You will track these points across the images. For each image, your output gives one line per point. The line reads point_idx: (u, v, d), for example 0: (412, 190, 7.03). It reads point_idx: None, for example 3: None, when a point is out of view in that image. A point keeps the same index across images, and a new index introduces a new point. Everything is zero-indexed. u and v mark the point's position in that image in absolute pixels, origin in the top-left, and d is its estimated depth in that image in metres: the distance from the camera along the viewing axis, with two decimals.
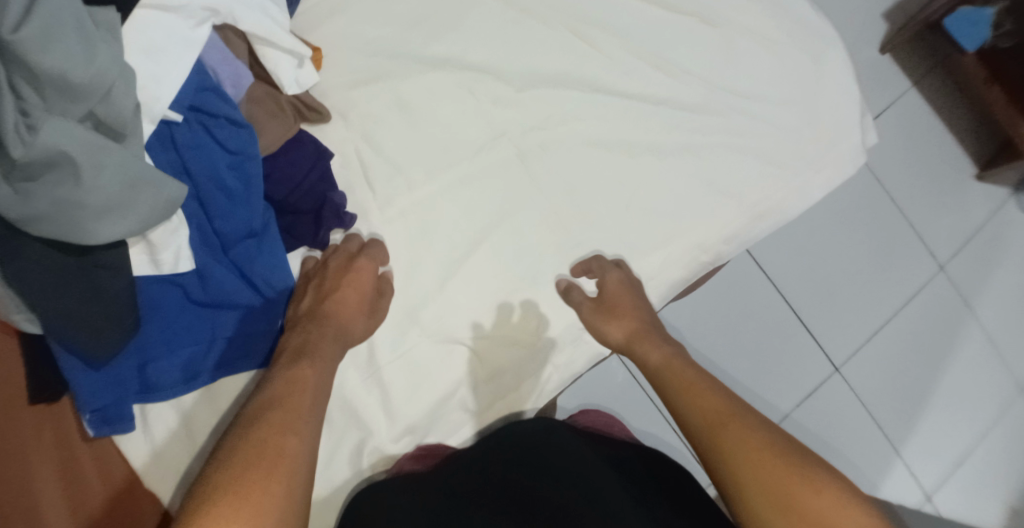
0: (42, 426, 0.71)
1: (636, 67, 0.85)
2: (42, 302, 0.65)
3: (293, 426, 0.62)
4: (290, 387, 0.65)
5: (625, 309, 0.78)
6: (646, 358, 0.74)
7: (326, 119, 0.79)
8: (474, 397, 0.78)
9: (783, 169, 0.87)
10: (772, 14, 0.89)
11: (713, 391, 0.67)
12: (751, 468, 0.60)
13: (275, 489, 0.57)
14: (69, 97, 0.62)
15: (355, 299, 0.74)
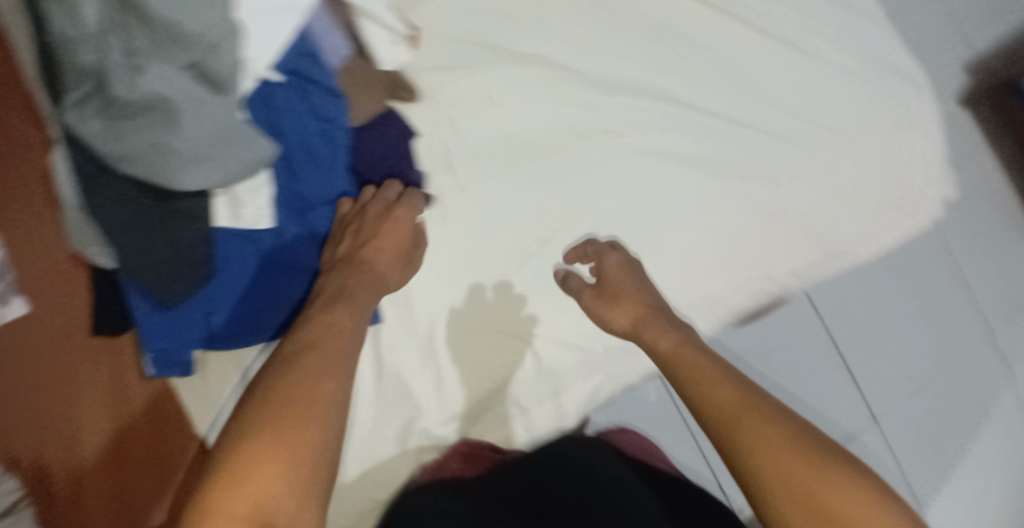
0: (98, 356, 0.78)
1: (726, 88, 0.85)
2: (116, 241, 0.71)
3: (328, 369, 0.63)
4: (326, 332, 0.66)
5: (625, 293, 0.76)
6: (653, 343, 0.72)
7: (416, 99, 0.80)
8: (523, 394, 0.79)
9: (859, 211, 0.88)
10: (868, 55, 0.89)
11: (733, 385, 0.65)
12: (773, 463, 0.58)
13: (311, 429, 0.58)
14: (174, 43, 0.63)
15: (391, 250, 0.75)
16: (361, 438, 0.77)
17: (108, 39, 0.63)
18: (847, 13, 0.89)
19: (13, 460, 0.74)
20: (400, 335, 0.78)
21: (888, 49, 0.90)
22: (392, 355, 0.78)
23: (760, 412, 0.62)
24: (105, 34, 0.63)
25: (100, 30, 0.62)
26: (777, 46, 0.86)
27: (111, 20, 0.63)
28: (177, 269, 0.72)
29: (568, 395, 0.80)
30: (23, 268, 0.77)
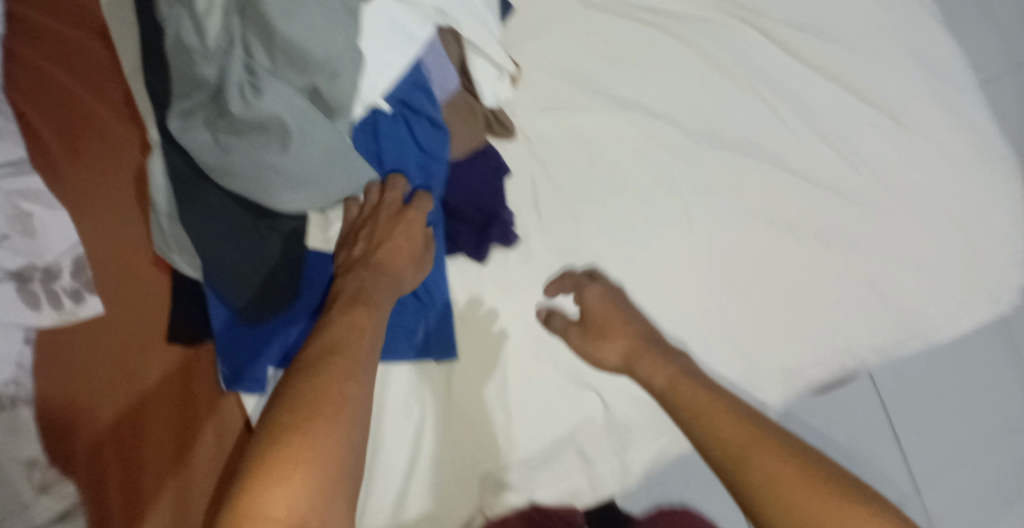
0: (168, 365, 0.78)
1: (822, 153, 0.83)
2: (208, 250, 0.70)
3: (354, 373, 0.61)
4: (348, 334, 0.63)
5: (614, 326, 0.75)
6: (648, 378, 0.72)
7: (511, 136, 0.78)
8: (590, 447, 0.77)
9: (948, 294, 0.85)
10: (967, 133, 0.87)
11: (732, 414, 0.67)
12: (785, 495, 0.59)
13: (339, 435, 0.57)
14: (297, 67, 0.62)
15: (406, 252, 0.70)
16: (423, 481, 0.75)
17: (231, 54, 0.61)
18: (947, 86, 0.88)
19: (68, 455, 0.69)
20: (472, 375, 0.77)
21: (987, 130, 0.88)
22: (462, 395, 0.76)
23: (760, 438, 0.64)
24: (228, 49, 0.61)
25: (225, 44, 0.61)
26: (875, 112, 0.85)
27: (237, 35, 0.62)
28: (268, 287, 0.73)
29: (634, 452, 0.78)
30: (105, 264, 0.76)
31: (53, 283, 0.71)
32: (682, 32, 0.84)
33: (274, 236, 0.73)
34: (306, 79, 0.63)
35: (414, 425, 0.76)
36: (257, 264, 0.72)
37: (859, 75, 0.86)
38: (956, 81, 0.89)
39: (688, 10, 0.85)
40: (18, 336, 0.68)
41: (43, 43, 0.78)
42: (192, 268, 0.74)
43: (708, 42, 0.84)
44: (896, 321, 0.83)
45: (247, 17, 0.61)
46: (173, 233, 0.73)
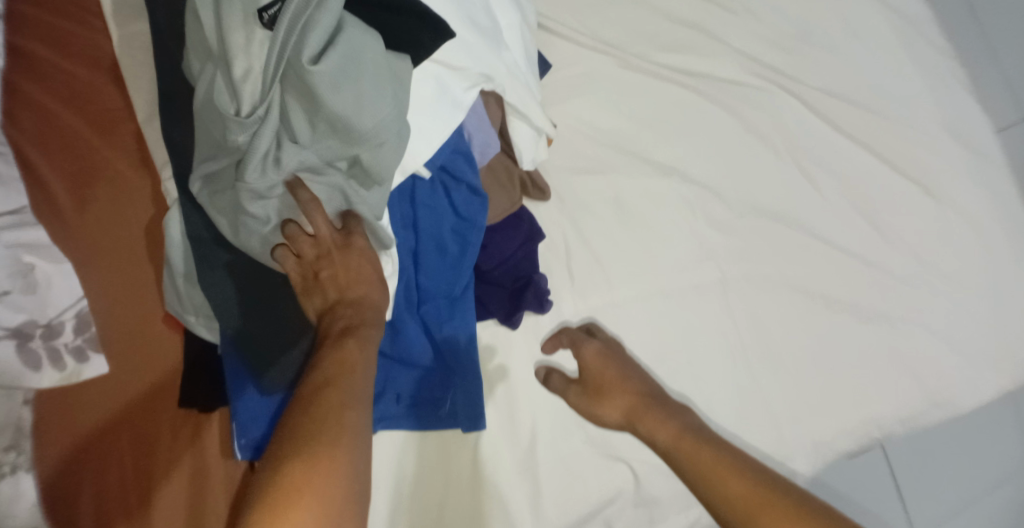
0: (179, 427, 0.72)
1: (850, 218, 0.85)
2: (228, 312, 0.69)
3: (350, 406, 0.52)
4: (338, 366, 0.54)
5: (612, 384, 0.71)
6: (652, 438, 0.66)
7: (546, 198, 0.76)
8: (620, 520, 0.75)
9: (972, 368, 0.85)
10: (990, 206, 0.89)
11: (746, 473, 0.59)
12: None
13: (341, 477, 0.48)
14: (337, 138, 0.59)
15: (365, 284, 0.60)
16: None
17: (267, 123, 0.58)
18: (970, 157, 0.90)
19: (72, 518, 0.66)
20: (500, 445, 0.74)
21: (1010, 205, 0.90)
22: (488, 466, 0.74)
23: (779, 501, 0.56)
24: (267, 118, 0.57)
25: (262, 110, 0.57)
26: (904, 182, 0.87)
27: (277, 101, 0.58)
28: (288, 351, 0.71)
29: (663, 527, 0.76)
30: (102, 315, 0.70)
31: (54, 339, 0.67)
32: (718, 96, 0.84)
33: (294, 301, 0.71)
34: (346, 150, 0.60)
35: (438, 494, 0.73)
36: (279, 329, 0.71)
37: (881, 140, 0.87)
38: (980, 151, 0.91)
39: (723, 75, 0.85)
40: (16, 398, 0.65)
41: (50, 81, 0.73)
42: (207, 328, 0.70)
43: (743, 107, 0.84)
44: (920, 393, 0.83)
45: (289, 85, 0.58)
46: (188, 291, 0.69)
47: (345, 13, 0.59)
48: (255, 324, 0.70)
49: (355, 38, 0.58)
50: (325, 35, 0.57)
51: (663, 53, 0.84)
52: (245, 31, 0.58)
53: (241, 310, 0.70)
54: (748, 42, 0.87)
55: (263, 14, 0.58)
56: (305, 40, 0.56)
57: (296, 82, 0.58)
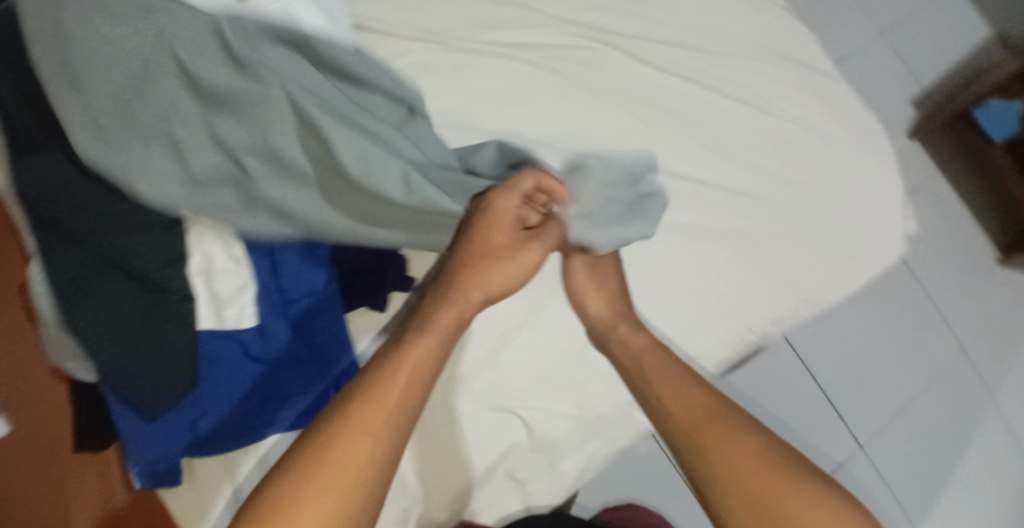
0: (84, 473, 0.75)
1: (693, 152, 0.88)
2: (109, 345, 0.67)
3: (391, 421, 0.59)
4: (404, 365, 0.63)
5: (609, 287, 0.79)
6: (626, 340, 0.75)
7: None
8: (520, 466, 0.79)
9: (832, 264, 0.90)
10: (823, 111, 0.94)
11: (694, 388, 0.69)
12: (735, 472, 0.62)
13: (358, 493, 0.56)
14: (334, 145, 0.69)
15: (510, 270, 0.70)
16: None
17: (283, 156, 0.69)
18: (799, 69, 0.95)
19: None
20: None
21: (841, 105, 0.95)
22: None
23: (720, 417, 0.66)
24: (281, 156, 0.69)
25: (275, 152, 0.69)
26: (742, 107, 0.91)
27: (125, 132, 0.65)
28: (168, 376, 0.69)
29: (564, 465, 0.80)
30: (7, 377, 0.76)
31: None
32: (544, 61, 0.87)
33: (163, 325, 0.69)
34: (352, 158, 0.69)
35: None
36: (154, 355, 0.68)
37: (710, 73, 0.92)
38: (807, 62, 0.96)
39: (547, 41, 0.89)
40: None
41: None
42: (86, 371, 0.72)
43: (569, 68, 0.88)
44: (792, 293, 0.88)
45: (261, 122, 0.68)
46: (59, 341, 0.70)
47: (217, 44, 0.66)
48: (132, 353, 0.68)
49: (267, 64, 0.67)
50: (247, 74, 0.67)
51: (483, 32, 0.87)
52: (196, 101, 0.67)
53: (116, 346, 0.67)
54: (563, 9, 0.91)
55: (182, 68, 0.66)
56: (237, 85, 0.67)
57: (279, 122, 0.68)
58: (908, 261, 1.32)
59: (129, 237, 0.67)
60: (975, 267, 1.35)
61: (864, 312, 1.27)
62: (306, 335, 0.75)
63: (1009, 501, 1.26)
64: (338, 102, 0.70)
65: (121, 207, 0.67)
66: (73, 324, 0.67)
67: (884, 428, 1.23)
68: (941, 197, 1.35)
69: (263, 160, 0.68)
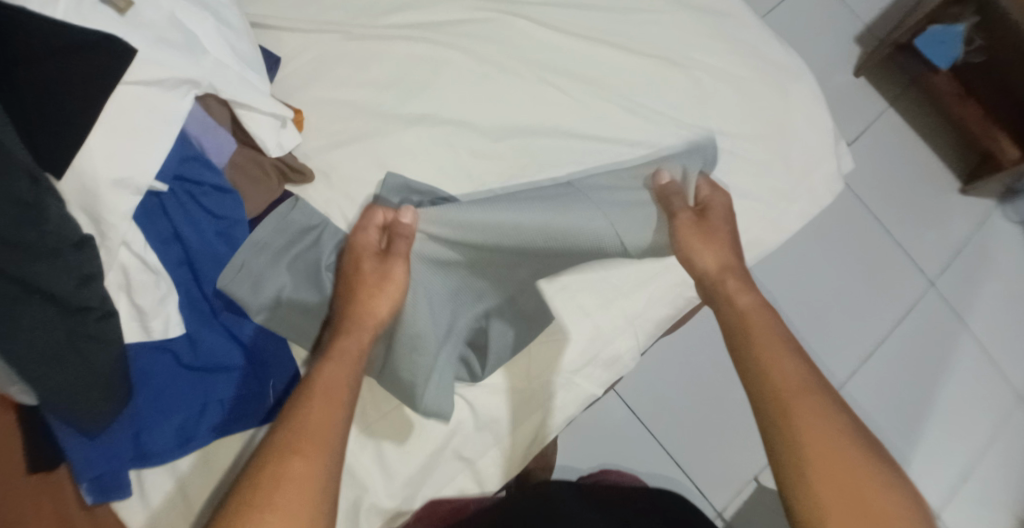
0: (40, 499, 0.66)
1: (607, 114, 0.89)
2: (42, 377, 0.62)
3: (320, 442, 0.61)
4: (316, 391, 0.65)
5: (716, 237, 0.79)
6: (733, 297, 0.75)
7: (309, 179, 0.81)
8: (467, 445, 0.80)
9: (767, 212, 0.90)
10: (741, 55, 0.93)
11: (799, 358, 0.67)
12: (821, 440, 0.61)
13: (303, 508, 0.57)
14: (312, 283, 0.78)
15: (387, 291, 0.74)
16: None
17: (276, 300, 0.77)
18: (711, 17, 0.94)
19: None
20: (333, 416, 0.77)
21: (759, 48, 0.95)
22: None
23: (818, 392, 0.65)
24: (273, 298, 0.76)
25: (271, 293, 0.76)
26: (654, 62, 0.91)
27: (39, 147, 0.62)
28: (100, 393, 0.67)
29: (511, 438, 0.82)
30: None
31: None
32: (451, 40, 0.89)
33: (91, 343, 0.65)
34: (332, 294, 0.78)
35: None
36: (88, 376, 0.65)
37: (620, 34, 0.92)
38: (718, 9, 0.95)
39: (451, 18, 0.90)
40: None
41: None
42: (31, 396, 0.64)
43: (475, 44, 0.89)
44: None
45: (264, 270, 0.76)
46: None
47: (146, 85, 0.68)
48: (67, 378, 0.63)
49: (283, 219, 0.78)
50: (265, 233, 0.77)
51: (385, 17, 0.89)
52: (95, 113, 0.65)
53: (53, 373, 0.62)
54: None
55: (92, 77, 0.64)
56: (257, 239, 0.77)
57: (277, 269, 0.77)
58: (864, 198, 1.32)
59: (42, 264, 0.61)
60: (931, 197, 1.35)
61: (821, 256, 1.27)
62: (240, 340, 0.77)
63: (993, 428, 1.26)
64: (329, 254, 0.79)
65: (30, 233, 0.60)
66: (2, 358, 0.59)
67: (853, 369, 1.23)
68: (890, 131, 1.37)
69: (261, 297, 0.76)
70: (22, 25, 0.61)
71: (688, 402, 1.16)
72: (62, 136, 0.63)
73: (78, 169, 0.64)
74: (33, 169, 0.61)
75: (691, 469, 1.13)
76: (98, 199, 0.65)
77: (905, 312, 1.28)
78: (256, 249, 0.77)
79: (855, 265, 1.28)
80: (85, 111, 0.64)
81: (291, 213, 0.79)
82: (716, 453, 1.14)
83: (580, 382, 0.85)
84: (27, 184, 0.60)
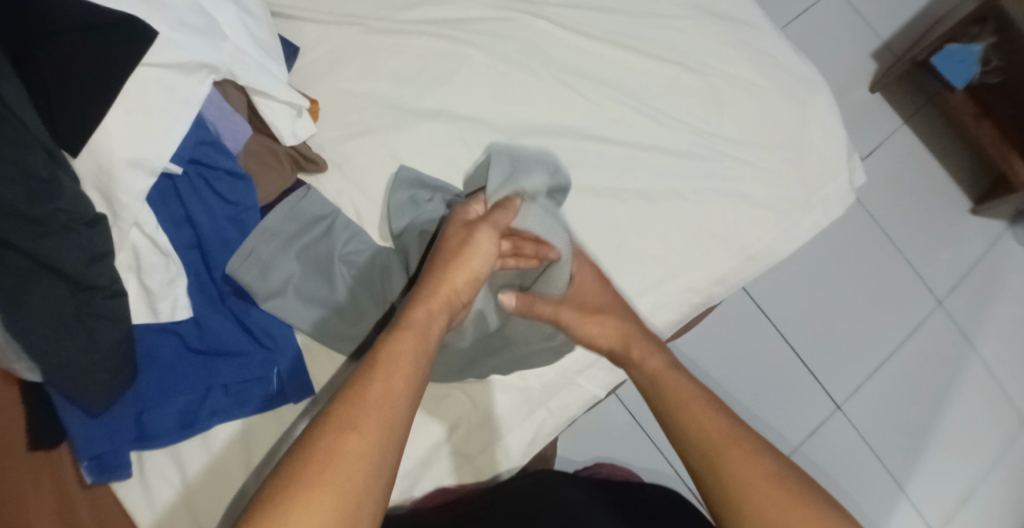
0: (38, 475, 0.66)
1: (621, 117, 0.89)
2: (42, 351, 0.62)
3: (383, 420, 0.58)
4: (385, 363, 0.61)
5: (607, 312, 0.77)
6: (643, 363, 0.73)
7: (322, 169, 0.82)
8: (466, 442, 0.80)
9: (777, 220, 0.91)
10: (760, 64, 0.93)
11: (714, 412, 0.66)
12: (755, 501, 0.61)
13: (353, 492, 0.54)
14: (321, 270, 0.79)
15: (469, 264, 0.72)
16: None
17: (284, 285, 0.77)
18: (730, 25, 0.94)
19: None
20: None
21: (779, 57, 0.95)
22: None
23: (742, 445, 0.64)
24: (282, 285, 0.77)
25: (280, 278, 0.77)
26: (671, 67, 0.91)
27: (58, 124, 0.63)
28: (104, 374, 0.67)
29: (512, 436, 0.82)
30: None
31: None
32: (469, 37, 0.89)
33: (98, 321, 0.66)
34: (341, 282, 0.79)
35: None
36: (90, 354, 0.65)
37: (639, 38, 0.92)
38: (737, 17, 0.95)
39: (469, 16, 0.91)
40: None
41: None
42: (38, 374, 0.65)
43: (494, 42, 0.89)
44: (733, 253, 0.89)
45: (272, 254, 0.77)
46: (7, 346, 0.62)
47: (166, 67, 0.67)
48: (68, 352, 0.64)
49: (297, 205, 0.79)
50: (275, 218, 0.78)
51: (405, 12, 0.89)
52: (112, 94, 0.65)
53: (54, 346, 0.63)
54: None
55: (110, 57, 0.64)
56: (269, 225, 0.77)
57: (285, 254, 0.78)
58: (875, 213, 1.32)
59: (54, 239, 0.61)
60: (942, 216, 1.35)
61: (830, 271, 1.27)
62: (247, 327, 0.77)
63: (996, 451, 1.25)
64: (341, 242, 0.80)
65: (43, 208, 0.60)
66: (10, 333, 0.61)
67: (857, 385, 1.23)
68: (904, 148, 1.36)
69: (268, 280, 0.76)
70: (43, 5, 0.61)
71: None
72: (81, 114, 0.64)
73: (94, 146, 0.65)
74: (50, 145, 0.62)
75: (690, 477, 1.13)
76: (112, 178, 0.66)
77: (913, 330, 1.27)
78: (265, 236, 0.77)
79: (865, 282, 1.28)
80: (102, 91, 0.64)
81: (301, 199, 0.80)
82: None
83: (583, 383, 0.85)
84: (42, 158, 0.61)
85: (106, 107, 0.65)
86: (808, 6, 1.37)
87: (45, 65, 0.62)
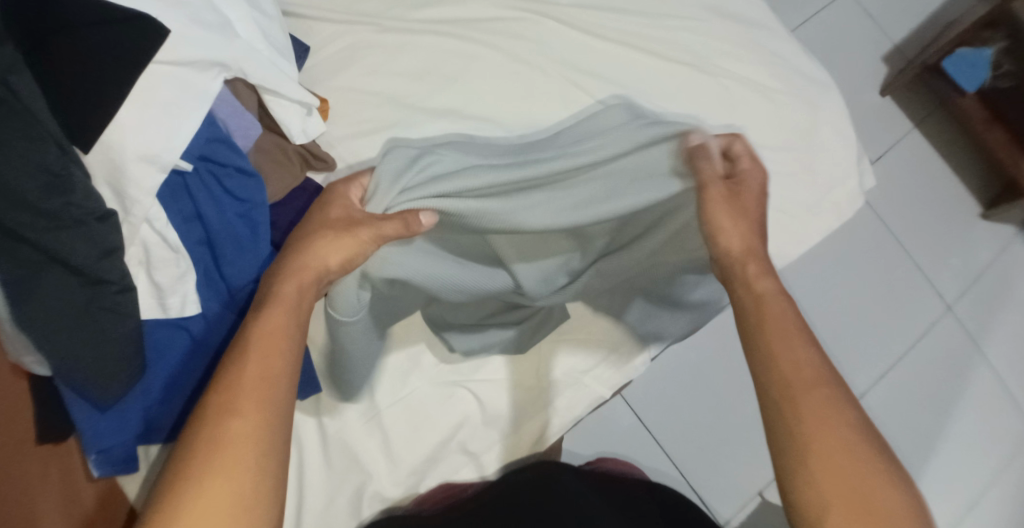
0: (46, 465, 0.68)
1: None
2: (53, 342, 0.64)
3: (260, 401, 0.55)
4: (255, 347, 0.58)
5: (731, 221, 0.70)
6: (752, 282, 0.67)
7: (331, 167, 0.82)
8: (472, 439, 0.81)
9: (786, 220, 0.90)
10: (771, 66, 0.94)
11: (806, 347, 0.61)
12: (829, 456, 0.55)
13: (243, 467, 0.52)
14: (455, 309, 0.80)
15: (347, 243, 0.67)
16: (316, 511, 0.76)
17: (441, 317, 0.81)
18: (742, 26, 0.95)
19: None
20: (341, 402, 0.78)
21: (789, 60, 0.95)
22: (336, 425, 0.77)
23: (825, 388, 0.59)
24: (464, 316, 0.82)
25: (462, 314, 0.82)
26: (681, 68, 0.91)
27: (70, 117, 0.63)
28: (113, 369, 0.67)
29: (519, 434, 0.83)
30: None
31: None
32: (479, 36, 0.90)
33: (105, 314, 0.66)
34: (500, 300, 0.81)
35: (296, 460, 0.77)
36: (96, 347, 0.66)
37: (648, 37, 0.93)
38: (749, 18, 0.96)
39: (482, 16, 0.91)
40: None
41: None
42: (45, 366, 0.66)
43: (505, 41, 0.90)
44: None
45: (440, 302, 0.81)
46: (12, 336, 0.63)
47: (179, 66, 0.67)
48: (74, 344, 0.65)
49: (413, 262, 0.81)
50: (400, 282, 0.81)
51: (417, 12, 0.90)
52: (121, 89, 0.64)
53: (62, 338, 0.64)
54: None
55: (119, 52, 0.64)
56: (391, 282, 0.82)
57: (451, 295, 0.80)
58: (884, 215, 1.31)
59: (63, 234, 0.62)
60: (953, 220, 1.34)
61: (838, 274, 1.26)
62: None
63: (1005, 459, 1.24)
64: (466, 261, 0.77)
65: (55, 202, 0.61)
66: (17, 320, 0.62)
67: (865, 389, 1.22)
68: (915, 152, 1.36)
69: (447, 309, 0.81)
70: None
71: (697, 412, 1.15)
72: (91, 108, 0.63)
73: (105, 142, 0.64)
74: (62, 140, 0.63)
75: (695, 479, 1.13)
76: (124, 173, 0.66)
77: (922, 333, 1.27)
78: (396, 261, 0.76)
79: (874, 285, 1.27)
80: (115, 85, 0.64)
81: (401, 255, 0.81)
82: (720, 469, 1.14)
83: (590, 383, 0.86)
84: (54, 155, 0.61)
85: (115, 102, 0.64)
86: (820, 8, 1.37)
87: (63, 59, 0.63)
